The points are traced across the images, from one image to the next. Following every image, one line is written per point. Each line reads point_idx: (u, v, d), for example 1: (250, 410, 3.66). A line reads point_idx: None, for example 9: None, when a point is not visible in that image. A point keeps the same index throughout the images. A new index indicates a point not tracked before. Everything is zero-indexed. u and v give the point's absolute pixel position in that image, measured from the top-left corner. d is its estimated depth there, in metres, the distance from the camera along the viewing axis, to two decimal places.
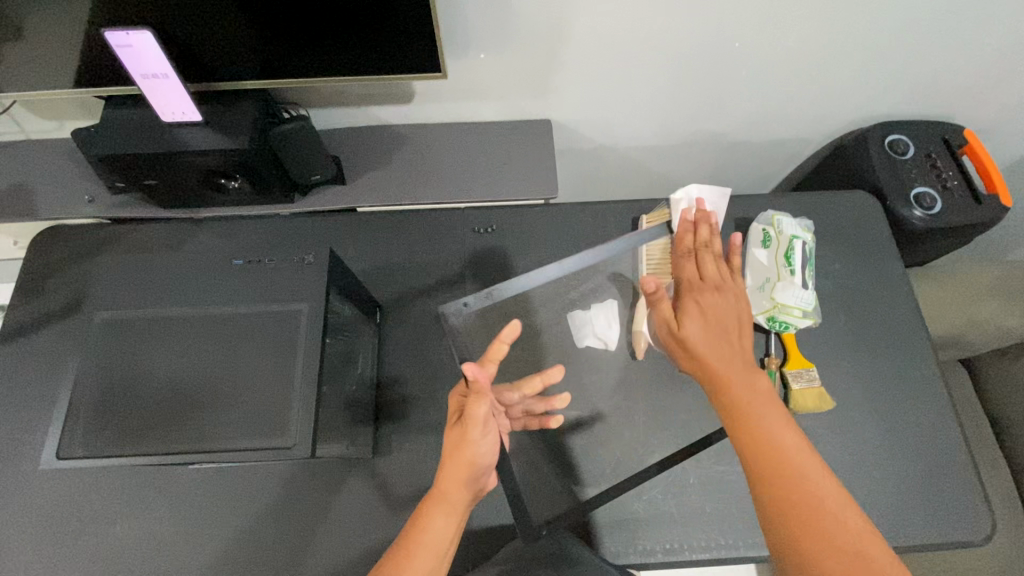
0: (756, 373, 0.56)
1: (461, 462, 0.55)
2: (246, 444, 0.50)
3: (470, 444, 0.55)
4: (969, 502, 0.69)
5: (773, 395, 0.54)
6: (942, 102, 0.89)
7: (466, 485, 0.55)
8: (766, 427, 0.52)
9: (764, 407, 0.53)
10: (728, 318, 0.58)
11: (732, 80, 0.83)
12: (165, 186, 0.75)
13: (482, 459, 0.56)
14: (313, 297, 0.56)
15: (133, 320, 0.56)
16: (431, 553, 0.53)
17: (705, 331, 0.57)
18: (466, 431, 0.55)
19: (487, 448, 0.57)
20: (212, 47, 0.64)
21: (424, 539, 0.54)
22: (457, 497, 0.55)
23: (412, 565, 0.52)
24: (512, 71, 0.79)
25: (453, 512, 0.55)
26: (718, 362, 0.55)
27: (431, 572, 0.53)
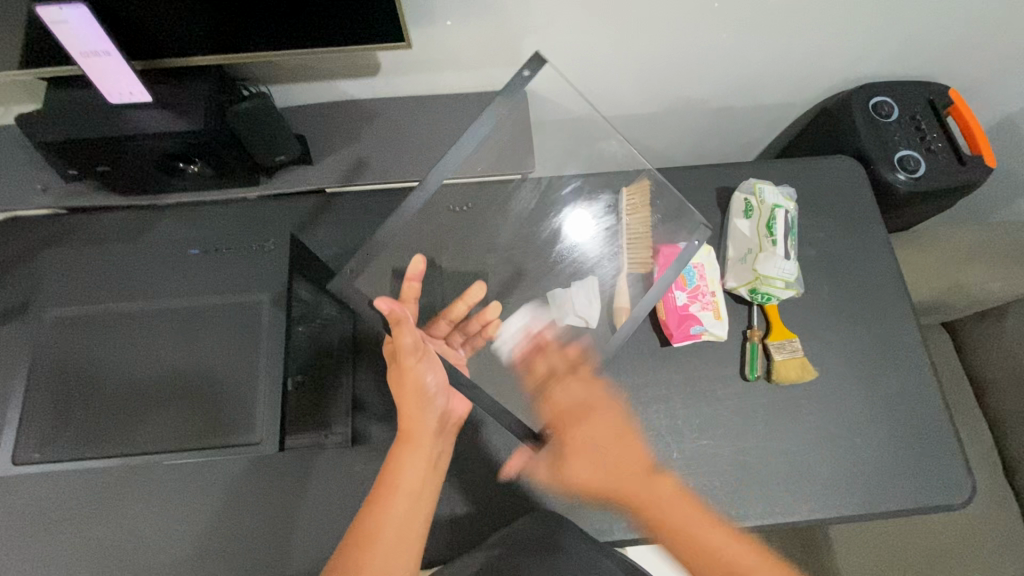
0: (657, 478, 0.62)
1: (410, 394, 0.65)
2: (212, 442, 0.49)
3: (410, 372, 0.63)
4: (949, 467, 0.70)
5: (681, 497, 0.61)
6: (928, 61, 0.87)
7: (422, 415, 0.65)
8: (697, 526, 0.58)
9: (676, 516, 0.59)
10: (613, 462, 0.63)
11: (710, 44, 0.80)
12: (120, 172, 0.71)
13: (425, 383, 0.65)
14: (275, 287, 0.54)
15: (84, 317, 0.53)
16: (407, 490, 0.59)
17: (592, 469, 0.62)
18: (403, 364, 0.64)
19: (428, 375, 0.65)
20: (154, 20, 0.59)
21: (398, 481, 0.60)
22: (420, 433, 0.64)
23: (392, 503, 0.58)
24: (481, 38, 0.75)
25: (420, 447, 0.63)
26: (608, 479, 0.62)
27: (410, 507, 0.59)
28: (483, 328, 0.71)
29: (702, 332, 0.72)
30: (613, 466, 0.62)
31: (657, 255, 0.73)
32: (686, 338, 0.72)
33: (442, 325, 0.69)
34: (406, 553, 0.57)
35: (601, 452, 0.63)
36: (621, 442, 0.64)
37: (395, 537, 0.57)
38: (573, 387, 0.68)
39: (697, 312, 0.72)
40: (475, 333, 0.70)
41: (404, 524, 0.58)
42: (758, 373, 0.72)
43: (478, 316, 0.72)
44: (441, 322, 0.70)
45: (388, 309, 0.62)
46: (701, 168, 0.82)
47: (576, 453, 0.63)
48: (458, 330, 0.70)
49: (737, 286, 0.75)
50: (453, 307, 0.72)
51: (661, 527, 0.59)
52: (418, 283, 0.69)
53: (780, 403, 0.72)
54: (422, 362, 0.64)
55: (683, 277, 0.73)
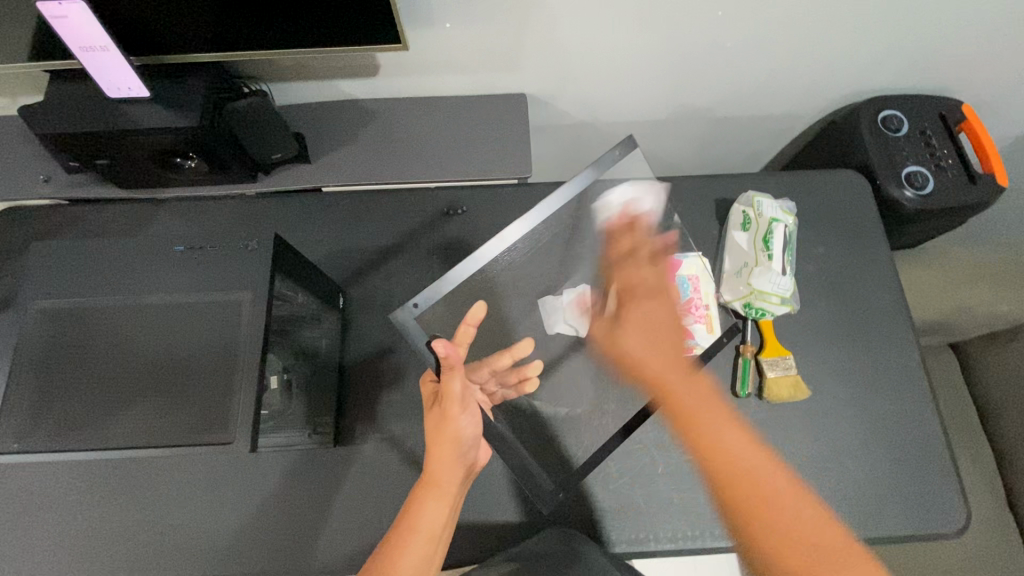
0: (693, 378, 0.62)
1: (446, 442, 0.58)
2: (189, 440, 0.48)
3: (452, 423, 0.59)
4: (944, 494, 0.68)
5: (711, 400, 0.59)
6: (942, 75, 0.84)
7: (454, 463, 0.58)
8: (735, 449, 0.54)
9: (721, 432, 0.55)
10: (655, 330, 0.65)
11: (714, 52, 0.78)
12: (119, 166, 0.72)
13: (465, 435, 0.60)
14: (255, 286, 0.53)
15: (69, 310, 0.53)
16: (425, 537, 0.55)
17: (645, 342, 0.65)
18: (445, 411, 0.59)
19: (469, 427, 0.60)
20: (153, 17, 0.60)
21: (417, 526, 0.55)
22: (448, 480, 0.58)
23: (409, 549, 0.54)
24: (480, 41, 0.74)
25: (445, 494, 0.57)
26: (655, 364, 0.63)
27: (427, 556, 0.55)
28: (518, 383, 0.68)
29: (694, 347, 0.69)
30: (658, 359, 0.63)
31: (652, 266, 0.72)
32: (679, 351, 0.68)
33: (482, 372, 0.66)
34: None
35: (650, 333, 0.65)
36: (663, 342, 0.64)
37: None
38: (642, 268, 0.69)
39: (690, 325, 0.70)
40: (511, 386, 0.68)
41: (419, 574, 0.54)
42: (750, 390, 0.71)
43: (520, 369, 0.68)
44: (483, 368, 0.66)
45: (446, 354, 0.60)
46: (701, 178, 0.81)
47: (630, 331, 0.65)
48: (494, 379, 0.67)
49: (731, 299, 0.73)
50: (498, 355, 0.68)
51: (687, 425, 0.57)
52: (474, 329, 0.66)
53: (771, 422, 0.70)
54: (467, 413, 0.60)
55: (677, 288, 0.71)
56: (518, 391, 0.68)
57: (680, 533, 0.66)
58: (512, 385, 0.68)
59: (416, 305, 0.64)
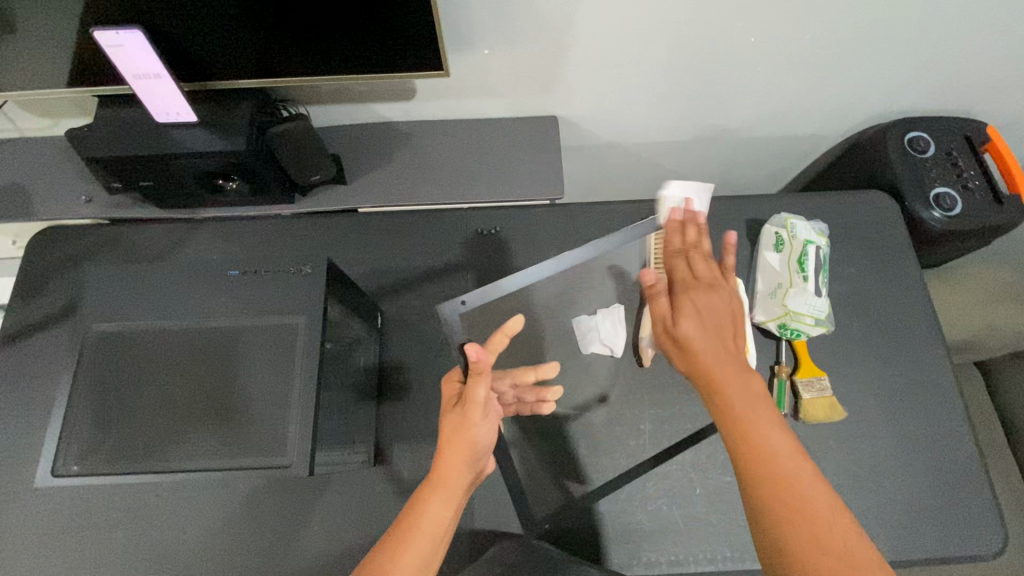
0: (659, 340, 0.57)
1: (460, 447, 0.53)
2: (245, 462, 0.51)
3: (471, 427, 0.54)
4: (982, 515, 0.68)
5: (762, 400, 0.49)
6: (967, 98, 0.86)
7: (467, 464, 0.54)
8: (820, 507, 0.44)
9: (780, 457, 0.46)
10: (722, 321, 0.52)
11: (745, 75, 0.80)
12: (161, 188, 0.73)
13: (480, 442, 0.55)
14: (309, 311, 0.56)
15: (126, 333, 0.56)
16: (428, 540, 0.51)
17: (707, 333, 0.51)
18: (466, 415, 0.54)
19: (484, 435, 0.56)
20: (204, 45, 0.61)
21: (419, 526, 0.52)
22: (456, 482, 0.53)
23: (410, 550, 0.50)
24: (516, 65, 0.75)
25: (451, 496, 0.53)
26: (708, 354, 0.51)
27: (431, 556, 0.51)
28: (537, 402, 0.68)
29: None
30: (716, 333, 0.52)
31: None
32: None
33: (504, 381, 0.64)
34: None
35: (714, 324, 0.52)
36: (717, 330, 0.52)
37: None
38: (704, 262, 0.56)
39: None
40: (529, 401, 0.67)
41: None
42: (785, 411, 0.71)
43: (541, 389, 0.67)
44: (505, 377, 0.65)
45: (476, 358, 0.51)
46: (731, 199, 0.82)
47: (683, 313, 0.52)
48: (516, 394, 0.65)
49: (765, 320, 0.74)
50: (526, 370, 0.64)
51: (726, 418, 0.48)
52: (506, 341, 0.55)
53: (807, 442, 0.70)
54: (485, 419, 0.56)
55: None
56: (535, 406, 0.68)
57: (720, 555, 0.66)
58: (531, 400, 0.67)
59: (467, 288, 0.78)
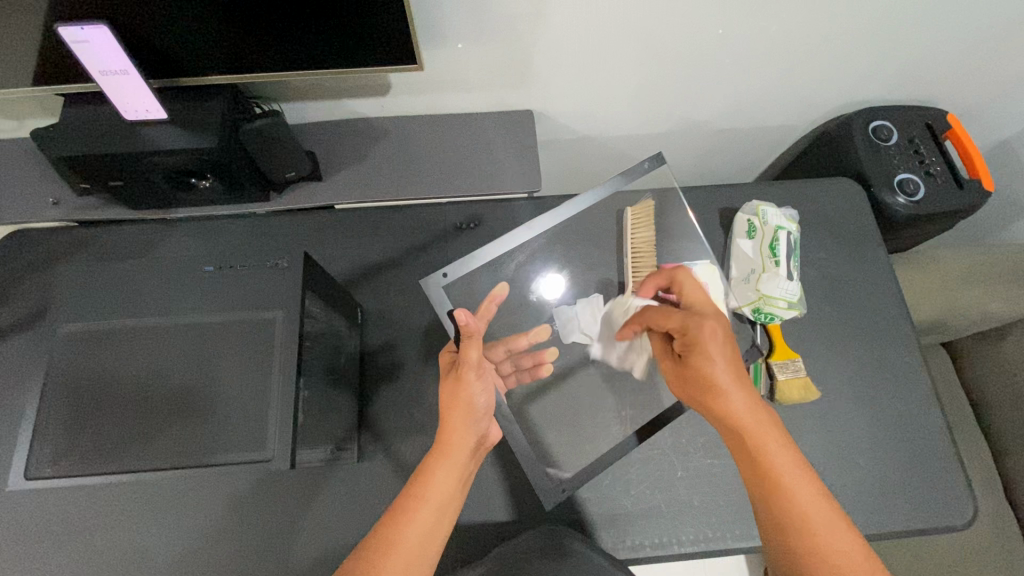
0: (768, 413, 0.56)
1: (460, 408, 0.60)
2: (226, 457, 0.51)
3: (465, 388, 0.62)
4: (952, 487, 0.70)
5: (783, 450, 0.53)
6: (928, 86, 0.89)
7: (467, 428, 0.60)
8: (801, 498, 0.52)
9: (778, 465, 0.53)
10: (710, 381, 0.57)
11: (715, 67, 0.81)
12: (131, 187, 0.72)
13: (476, 402, 0.62)
14: (288, 305, 0.56)
15: (98, 332, 0.55)
16: (433, 504, 0.55)
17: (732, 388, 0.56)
18: (460, 378, 0.62)
19: (480, 396, 0.64)
20: (173, 40, 0.60)
21: (426, 494, 0.55)
22: (458, 448, 0.59)
23: (416, 515, 0.54)
24: (491, 60, 0.76)
25: (456, 462, 0.58)
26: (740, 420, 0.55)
27: (435, 522, 0.54)
28: (534, 367, 0.73)
29: None
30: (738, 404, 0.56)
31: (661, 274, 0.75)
32: None
33: (498, 351, 0.73)
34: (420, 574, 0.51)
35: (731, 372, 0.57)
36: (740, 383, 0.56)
37: (414, 551, 0.52)
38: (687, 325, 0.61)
39: None
40: (524, 368, 0.73)
41: (428, 540, 0.53)
42: (761, 392, 0.73)
43: (537, 352, 0.74)
44: (499, 348, 0.73)
45: (464, 324, 0.65)
46: (704, 189, 0.84)
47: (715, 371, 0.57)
48: (510, 360, 0.73)
49: (740, 305, 0.76)
50: (516, 337, 0.75)
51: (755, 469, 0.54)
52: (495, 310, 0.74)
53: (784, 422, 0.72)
54: (478, 381, 0.64)
55: None
56: (532, 375, 0.73)
57: (703, 536, 0.67)
58: (527, 368, 0.73)
59: (445, 274, 0.72)
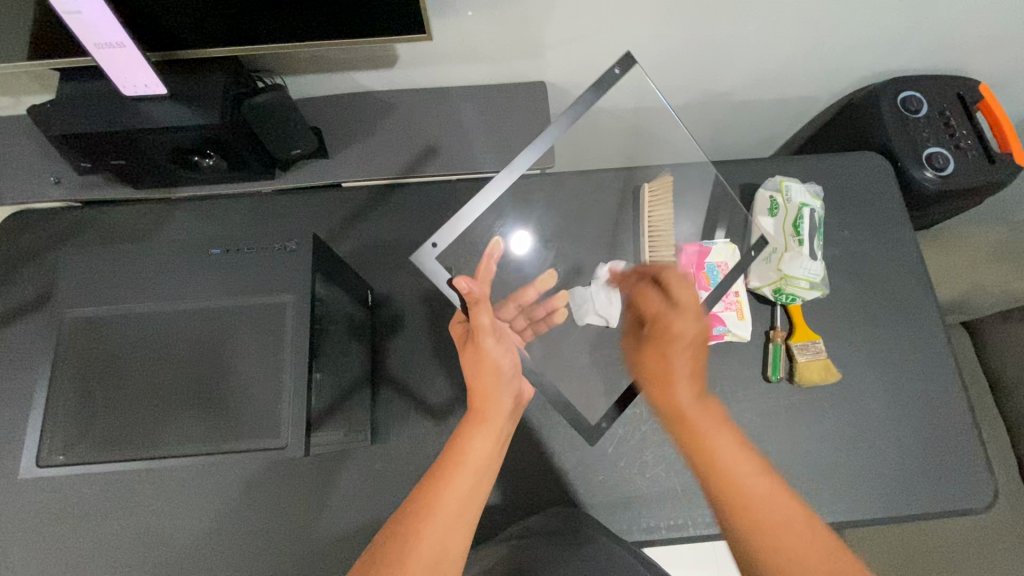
0: (708, 405, 0.57)
1: (487, 372, 0.61)
2: (239, 445, 0.50)
3: (487, 353, 0.62)
4: (973, 471, 0.69)
5: (740, 450, 0.53)
6: (962, 55, 0.84)
7: (498, 394, 0.61)
8: (730, 458, 0.52)
9: (730, 460, 0.52)
10: (666, 368, 0.59)
11: (738, 35, 0.77)
12: (134, 166, 0.70)
13: (501, 364, 0.62)
14: (298, 289, 0.54)
15: (104, 317, 0.54)
16: (473, 467, 0.55)
17: (688, 364, 0.60)
18: (479, 345, 0.62)
19: (504, 357, 0.63)
20: (170, 10, 0.57)
21: (465, 458, 0.55)
22: (495, 414, 0.59)
23: (456, 478, 0.54)
24: (502, 30, 0.73)
25: (493, 427, 0.59)
26: (700, 413, 0.56)
27: (475, 486, 0.54)
28: (548, 315, 0.69)
29: (724, 333, 0.72)
30: (691, 365, 0.60)
31: (681, 255, 0.74)
32: (708, 338, 0.72)
33: (510, 308, 0.67)
34: (462, 536, 0.51)
35: (687, 348, 0.60)
36: (694, 362, 0.60)
37: (455, 513, 0.52)
38: (654, 296, 0.65)
39: (720, 313, 0.72)
40: (540, 318, 0.69)
41: (469, 501, 0.53)
42: (781, 375, 0.71)
43: (546, 300, 0.70)
44: (510, 304, 0.67)
45: (469, 290, 0.62)
46: (724, 165, 0.81)
47: (676, 356, 0.60)
48: (523, 314, 0.68)
49: (760, 285, 0.73)
50: (523, 291, 0.69)
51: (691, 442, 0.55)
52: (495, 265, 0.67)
53: (802, 405, 0.71)
54: (498, 343, 0.63)
55: (707, 276, 0.72)
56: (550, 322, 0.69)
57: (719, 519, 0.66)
58: (542, 318, 0.69)
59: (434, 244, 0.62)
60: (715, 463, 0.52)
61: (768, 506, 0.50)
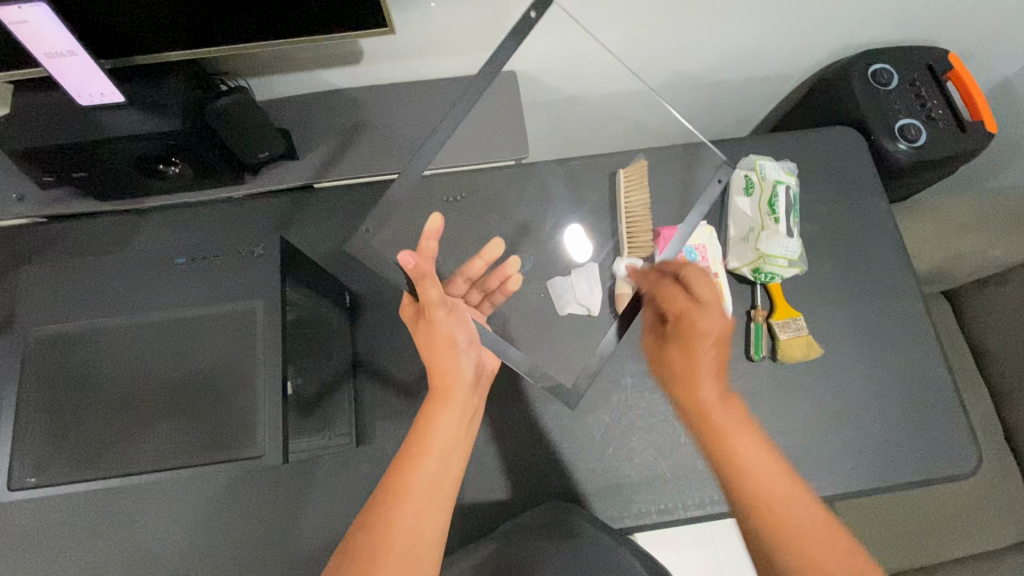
0: (731, 402, 0.58)
1: (440, 348, 0.62)
2: (212, 456, 0.50)
3: (440, 328, 0.62)
4: (957, 439, 0.70)
5: (775, 466, 0.54)
6: (931, 25, 0.84)
7: (455, 369, 0.62)
8: (776, 491, 0.52)
9: (768, 486, 0.52)
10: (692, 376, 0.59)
11: (706, 14, 0.76)
12: (98, 178, 0.68)
13: (456, 337, 0.63)
14: (268, 294, 0.54)
15: (69, 335, 0.53)
16: (438, 446, 0.57)
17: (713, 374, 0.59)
18: (430, 321, 0.62)
19: (458, 330, 0.63)
20: (122, 15, 0.55)
21: (430, 438, 0.57)
22: (454, 390, 0.61)
23: (424, 459, 0.55)
24: (467, 21, 0.71)
25: (455, 404, 0.60)
26: (720, 416, 0.57)
27: (443, 464, 0.56)
28: (500, 284, 0.72)
29: None
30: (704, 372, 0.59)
31: (658, 239, 0.73)
32: None
33: (457, 284, 0.69)
34: (439, 511, 0.53)
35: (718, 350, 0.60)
36: (717, 367, 0.59)
37: (427, 491, 0.54)
38: (710, 314, 0.60)
39: None
40: (494, 289, 0.71)
41: (438, 480, 0.55)
42: (763, 354, 0.72)
43: (496, 272, 0.73)
44: (456, 280, 0.70)
45: (413, 264, 0.63)
46: None
47: (699, 363, 0.59)
48: (475, 287, 0.70)
49: (739, 266, 0.73)
50: (469, 266, 0.72)
51: (736, 477, 0.53)
52: (434, 242, 0.69)
53: (786, 381, 0.71)
54: (451, 316, 0.63)
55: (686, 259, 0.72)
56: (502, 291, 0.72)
57: (708, 500, 0.66)
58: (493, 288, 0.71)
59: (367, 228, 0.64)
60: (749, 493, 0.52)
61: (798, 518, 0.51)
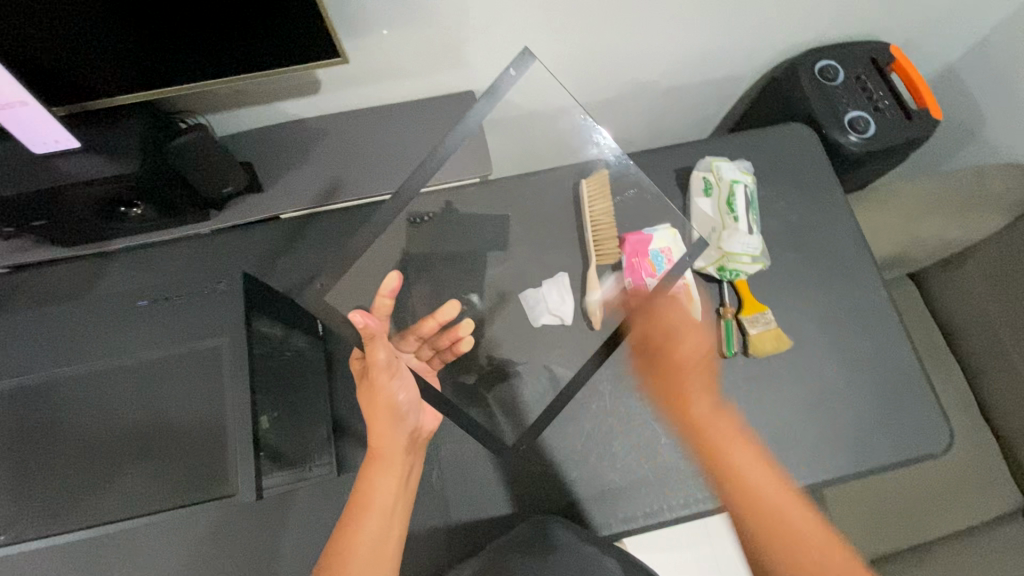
0: (721, 412, 0.66)
1: (380, 410, 0.63)
2: (186, 499, 0.59)
3: (382, 389, 0.64)
4: (928, 418, 0.71)
5: (719, 416, 0.66)
6: (870, 22, 0.88)
7: (394, 432, 0.63)
8: (753, 483, 0.61)
9: (752, 477, 0.61)
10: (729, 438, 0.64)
11: (654, 24, 0.79)
12: (57, 225, 0.68)
13: (397, 400, 0.64)
14: (229, 333, 0.67)
15: (40, 385, 0.63)
16: (380, 508, 0.58)
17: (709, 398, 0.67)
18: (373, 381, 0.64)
19: (400, 393, 0.64)
20: (75, 66, 0.55)
21: (371, 500, 0.58)
22: (393, 451, 0.62)
23: (365, 522, 0.57)
24: (420, 44, 0.73)
25: (394, 463, 0.61)
26: (712, 429, 0.65)
27: (384, 524, 0.57)
28: (453, 344, 0.71)
29: None
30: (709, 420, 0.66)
31: (624, 246, 0.75)
32: None
33: (410, 341, 0.68)
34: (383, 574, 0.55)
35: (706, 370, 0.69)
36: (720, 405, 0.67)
37: (369, 556, 0.55)
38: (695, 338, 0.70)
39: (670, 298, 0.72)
40: (444, 348, 0.70)
41: (381, 540, 0.56)
42: (736, 350, 0.73)
43: (450, 330, 0.72)
44: (409, 338, 0.68)
45: (363, 325, 0.61)
46: (659, 152, 0.82)
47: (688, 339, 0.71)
48: (427, 345, 0.69)
49: (704, 265, 0.75)
50: (423, 322, 0.71)
51: (712, 458, 0.64)
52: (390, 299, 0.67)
53: (761, 375, 0.72)
54: (396, 378, 0.64)
55: (651, 264, 0.73)
56: (455, 351, 0.71)
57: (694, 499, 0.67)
58: (446, 347, 0.70)
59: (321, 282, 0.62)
60: (729, 465, 0.63)
61: (800, 521, 0.58)
